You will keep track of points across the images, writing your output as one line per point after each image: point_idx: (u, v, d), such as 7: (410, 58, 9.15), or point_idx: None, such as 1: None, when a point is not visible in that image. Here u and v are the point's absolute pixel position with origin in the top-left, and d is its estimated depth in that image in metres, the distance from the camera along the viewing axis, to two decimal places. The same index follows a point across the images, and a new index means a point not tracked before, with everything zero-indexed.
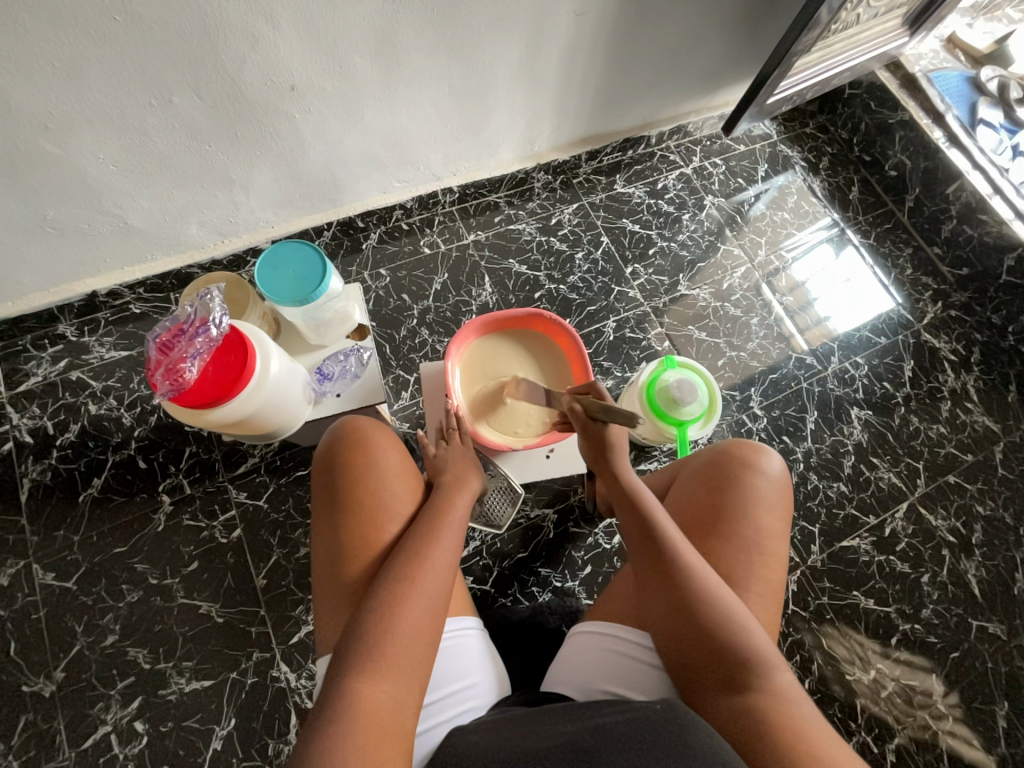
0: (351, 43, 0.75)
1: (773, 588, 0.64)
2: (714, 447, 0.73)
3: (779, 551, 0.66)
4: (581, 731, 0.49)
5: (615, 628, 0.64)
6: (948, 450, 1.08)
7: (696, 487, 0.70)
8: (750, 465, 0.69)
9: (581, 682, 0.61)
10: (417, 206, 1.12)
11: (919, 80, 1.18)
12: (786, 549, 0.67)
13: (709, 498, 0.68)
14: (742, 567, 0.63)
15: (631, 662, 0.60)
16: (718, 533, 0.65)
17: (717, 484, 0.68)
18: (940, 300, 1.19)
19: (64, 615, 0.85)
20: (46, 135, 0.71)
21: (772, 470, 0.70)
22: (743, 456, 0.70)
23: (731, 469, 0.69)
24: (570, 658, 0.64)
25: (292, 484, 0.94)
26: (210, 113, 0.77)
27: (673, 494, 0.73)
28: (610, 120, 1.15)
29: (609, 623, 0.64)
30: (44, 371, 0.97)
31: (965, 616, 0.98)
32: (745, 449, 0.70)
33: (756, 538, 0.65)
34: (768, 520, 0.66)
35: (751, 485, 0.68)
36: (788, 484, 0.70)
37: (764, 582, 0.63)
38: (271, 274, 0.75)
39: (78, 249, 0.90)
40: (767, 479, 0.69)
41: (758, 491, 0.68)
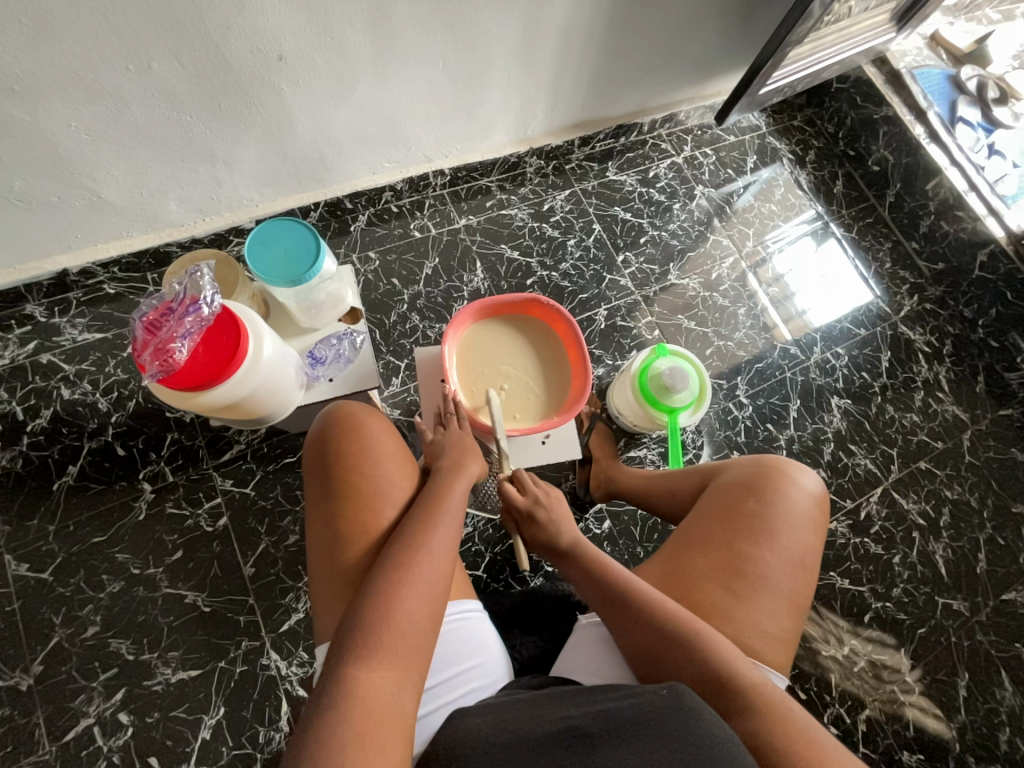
0: (344, 13, 0.72)
1: (803, 596, 0.66)
2: (753, 459, 0.75)
3: (816, 567, 0.68)
4: (582, 716, 0.50)
5: None
6: (920, 438, 1.13)
7: (741, 496, 0.70)
8: (789, 478, 0.71)
9: (598, 666, 0.63)
10: (407, 188, 1.09)
11: (903, 76, 1.21)
12: (818, 561, 0.69)
13: (751, 505, 0.69)
14: (778, 575, 0.65)
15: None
16: (763, 543, 0.66)
17: (760, 493, 0.70)
18: (916, 293, 1.23)
19: (40, 608, 0.82)
20: (13, 100, 0.66)
21: (810, 484, 0.72)
22: (783, 468, 0.72)
23: (775, 480, 0.71)
24: (582, 646, 0.66)
25: (280, 472, 0.92)
26: (192, 82, 0.73)
27: (708, 496, 0.73)
28: (604, 106, 1.13)
29: None
30: (12, 354, 0.92)
31: (932, 594, 1.04)
32: (782, 461, 0.73)
33: (794, 549, 0.67)
34: (808, 536, 0.68)
35: (790, 497, 0.70)
36: (823, 498, 0.73)
37: (795, 590, 0.66)
38: (262, 253, 0.72)
39: (46, 224, 0.85)
40: (805, 492, 0.71)
41: (797, 503, 0.69)
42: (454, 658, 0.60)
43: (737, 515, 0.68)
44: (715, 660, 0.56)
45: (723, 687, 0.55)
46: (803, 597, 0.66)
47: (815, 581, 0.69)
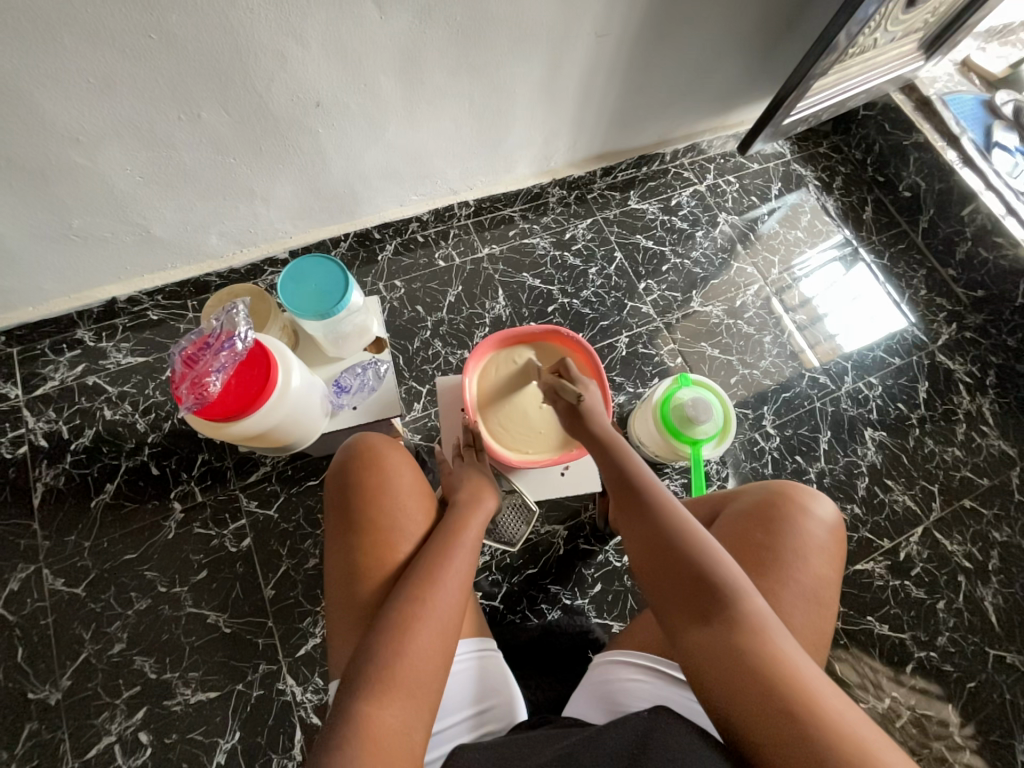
0: (376, 62, 0.76)
1: (822, 636, 0.63)
2: (764, 487, 0.72)
3: (833, 603, 0.65)
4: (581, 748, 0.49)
5: (654, 661, 0.62)
6: (964, 474, 1.07)
7: (751, 527, 0.67)
8: (803, 508, 0.68)
9: (610, 705, 0.60)
10: (433, 219, 1.13)
11: (934, 103, 1.19)
12: (838, 597, 0.66)
13: (765, 538, 0.66)
14: (798, 617, 0.62)
15: (665, 680, 0.60)
16: (777, 578, 0.63)
17: (773, 525, 0.67)
18: (954, 322, 1.18)
19: (72, 623, 0.85)
20: (76, 148, 0.72)
21: (825, 515, 0.69)
22: (795, 497, 0.69)
23: (791, 512, 0.68)
24: (594, 684, 0.63)
25: (302, 494, 0.93)
26: (237, 128, 0.78)
27: (717, 527, 0.71)
28: (625, 138, 1.16)
29: (645, 661, 0.62)
30: (61, 376, 0.97)
31: (982, 644, 0.96)
32: (798, 492, 0.70)
33: (810, 585, 0.64)
34: (823, 570, 0.65)
35: (805, 530, 0.66)
36: (840, 529, 0.69)
37: (815, 631, 0.62)
38: (293, 288, 0.76)
39: (100, 257, 0.91)
40: (821, 524, 0.68)
41: (813, 537, 0.66)
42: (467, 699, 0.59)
43: (743, 547, 0.66)
44: (710, 567, 0.55)
45: (703, 592, 0.53)
46: (822, 637, 0.63)
47: (834, 619, 0.66)
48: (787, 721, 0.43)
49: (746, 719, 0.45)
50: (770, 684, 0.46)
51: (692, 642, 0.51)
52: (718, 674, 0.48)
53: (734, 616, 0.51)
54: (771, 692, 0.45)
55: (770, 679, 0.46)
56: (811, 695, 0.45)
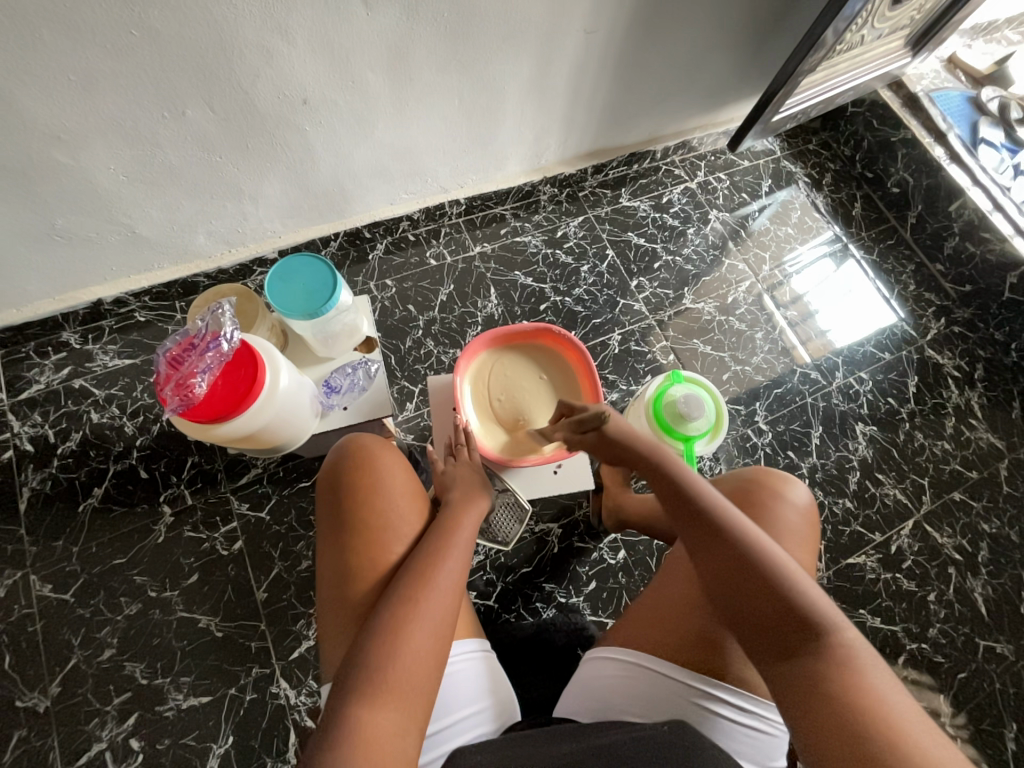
0: (364, 58, 0.76)
1: None
2: (742, 476, 0.74)
3: None
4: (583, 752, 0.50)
5: (636, 656, 0.62)
6: (953, 467, 1.08)
7: None
8: (779, 495, 0.70)
9: (595, 704, 0.61)
10: (424, 217, 1.13)
11: (921, 99, 1.20)
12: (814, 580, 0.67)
13: None
14: None
15: (645, 673, 0.60)
16: None
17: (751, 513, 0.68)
18: (943, 316, 1.20)
19: (61, 629, 0.83)
20: (58, 147, 0.71)
21: (800, 499, 0.70)
22: (771, 484, 0.71)
23: (773, 503, 0.69)
24: (582, 681, 0.63)
25: (294, 496, 0.93)
26: (223, 125, 0.77)
27: None
28: (616, 136, 1.16)
29: (629, 654, 0.62)
30: (47, 379, 0.96)
31: (972, 635, 0.97)
32: (772, 478, 0.71)
33: None
34: (801, 555, 0.66)
35: (781, 515, 0.68)
36: (815, 512, 0.71)
37: None
38: (281, 288, 0.75)
39: (85, 257, 0.90)
40: (795, 508, 0.69)
41: (791, 523, 0.67)
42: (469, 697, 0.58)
43: None
44: (801, 602, 0.53)
45: (794, 626, 0.52)
46: None
47: None
48: (886, 765, 0.44)
49: (840, 758, 0.46)
50: (868, 725, 0.46)
51: (782, 679, 0.51)
52: (814, 715, 0.48)
53: (827, 654, 0.50)
54: (875, 729, 0.45)
55: (871, 715, 0.46)
56: (908, 733, 0.45)
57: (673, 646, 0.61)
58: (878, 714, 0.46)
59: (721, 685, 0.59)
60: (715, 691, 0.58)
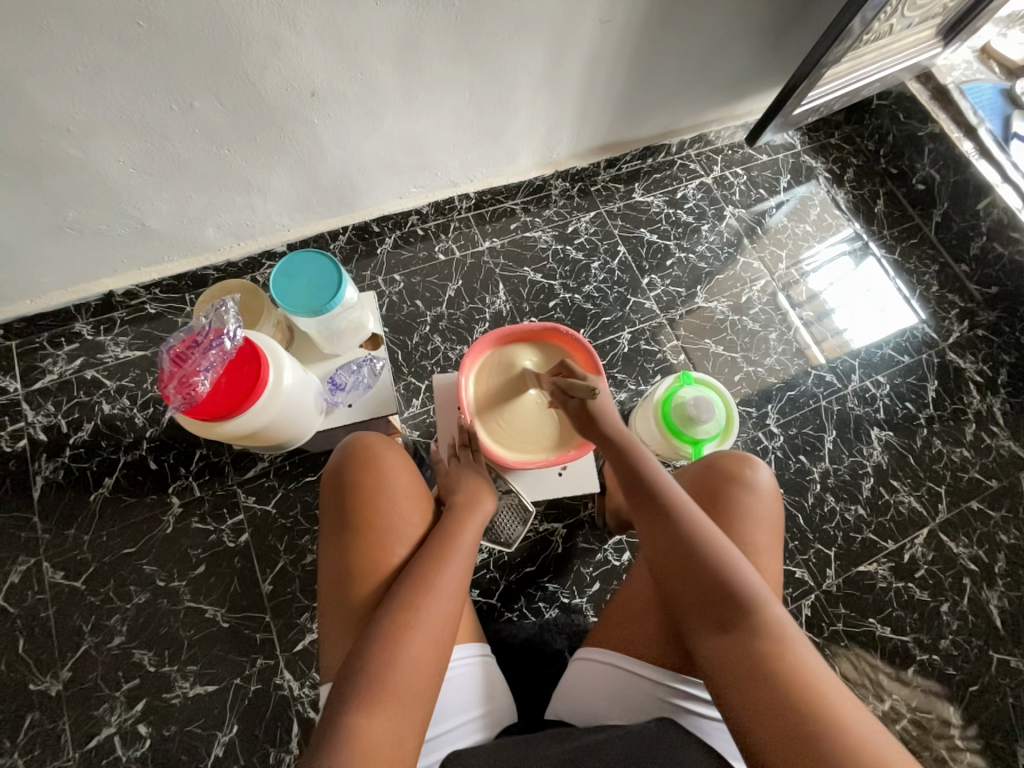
0: (373, 50, 0.74)
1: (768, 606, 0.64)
2: (701, 464, 0.74)
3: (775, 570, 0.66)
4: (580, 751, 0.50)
5: (612, 657, 0.61)
6: (972, 475, 1.05)
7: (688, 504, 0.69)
8: (736, 481, 0.70)
9: (575, 706, 0.60)
10: (433, 212, 1.11)
11: (951, 92, 1.15)
12: (779, 564, 0.67)
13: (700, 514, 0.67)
14: None
15: (623, 673, 0.59)
16: None
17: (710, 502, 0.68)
18: (966, 319, 1.15)
19: (72, 615, 0.85)
20: (68, 139, 0.71)
21: (760, 482, 0.70)
22: (729, 470, 0.71)
23: (734, 493, 0.69)
24: (564, 683, 0.62)
25: (300, 490, 0.93)
26: (231, 118, 0.76)
27: None
28: (630, 129, 1.13)
29: (606, 654, 0.61)
30: (60, 370, 0.97)
31: (986, 647, 0.95)
32: (730, 462, 0.72)
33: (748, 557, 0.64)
34: (761, 540, 0.66)
35: (738, 501, 0.68)
36: (777, 496, 0.71)
37: None
38: (286, 284, 0.74)
39: (96, 249, 0.90)
40: (753, 493, 0.69)
41: (748, 510, 0.68)
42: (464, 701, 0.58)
43: None
44: (734, 579, 0.53)
45: (726, 600, 0.52)
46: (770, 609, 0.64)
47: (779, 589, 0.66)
48: (798, 730, 0.44)
49: (754, 721, 0.46)
50: (789, 699, 0.46)
51: (709, 648, 0.52)
52: (736, 681, 0.49)
53: (755, 628, 0.51)
54: (794, 703, 0.46)
55: (791, 691, 0.46)
56: (829, 706, 0.45)
57: (660, 650, 0.59)
58: (798, 691, 0.46)
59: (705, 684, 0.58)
60: (696, 691, 0.58)
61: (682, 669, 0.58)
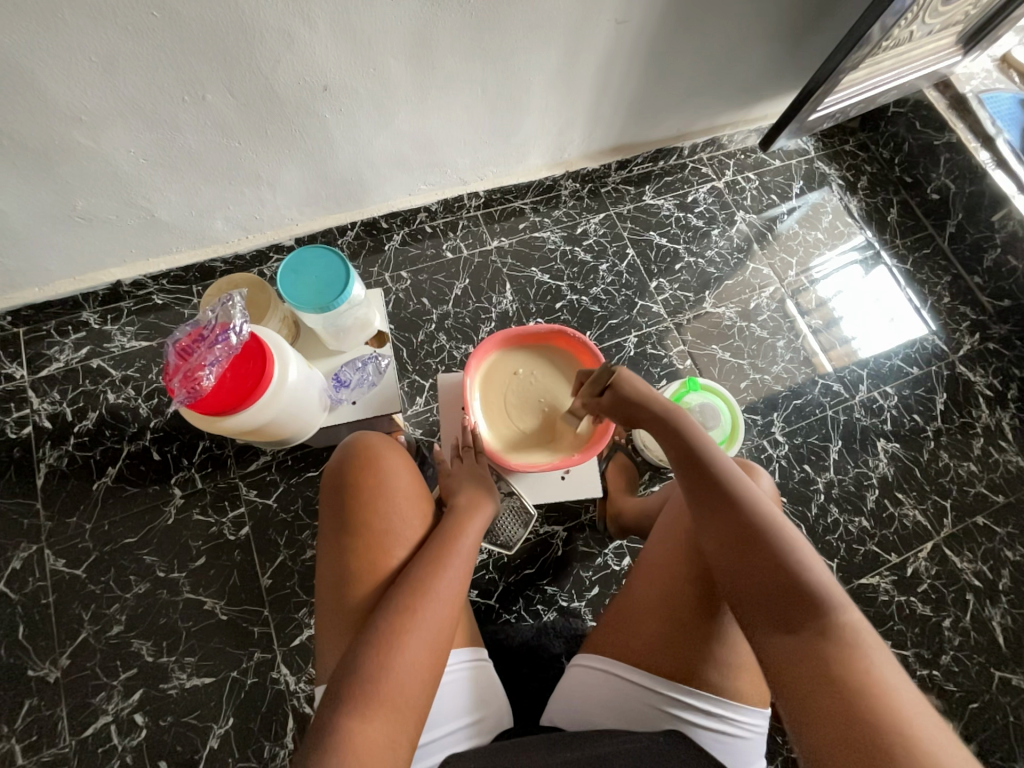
0: (387, 45, 0.74)
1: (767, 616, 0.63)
2: None
3: None
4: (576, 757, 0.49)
5: (608, 663, 0.60)
6: (978, 490, 1.04)
7: None
8: None
9: (568, 710, 0.60)
10: (441, 209, 1.11)
11: (969, 101, 1.13)
12: None
13: None
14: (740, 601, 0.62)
15: (617, 680, 0.59)
16: None
17: None
18: (978, 331, 1.14)
19: (72, 603, 0.85)
20: (80, 128, 0.71)
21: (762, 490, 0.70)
22: None
23: None
24: (563, 688, 0.62)
25: (301, 485, 0.93)
26: (243, 110, 0.76)
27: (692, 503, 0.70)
28: (643, 131, 1.12)
29: (604, 659, 0.61)
30: (66, 358, 0.98)
31: (987, 665, 0.94)
32: None
33: None
34: None
35: None
36: (778, 504, 0.70)
37: None
38: (293, 279, 0.74)
39: (106, 239, 0.90)
40: None
41: None
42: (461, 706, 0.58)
43: None
44: (799, 575, 0.52)
45: (793, 596, 0.51)
46: None
47: None
48: (868, 731, 0.43)
49: (816, 724, 0.45)
50: (863, 700, 0.45)
51: (771, 647, 0.50)
52: (799, 683, 0.47)
53: (821, 627, 0.49)
54: (867, 704, 0.44)
55: (866, 692, 0.45)
56: (899, 710, 0.44)
57: (654, 658, 0.59)
58: (874, 691, 0.45)
59: (700, 694, 0.57)
60: (691, 701, 0.57)
61: (677, 678, 0.58)
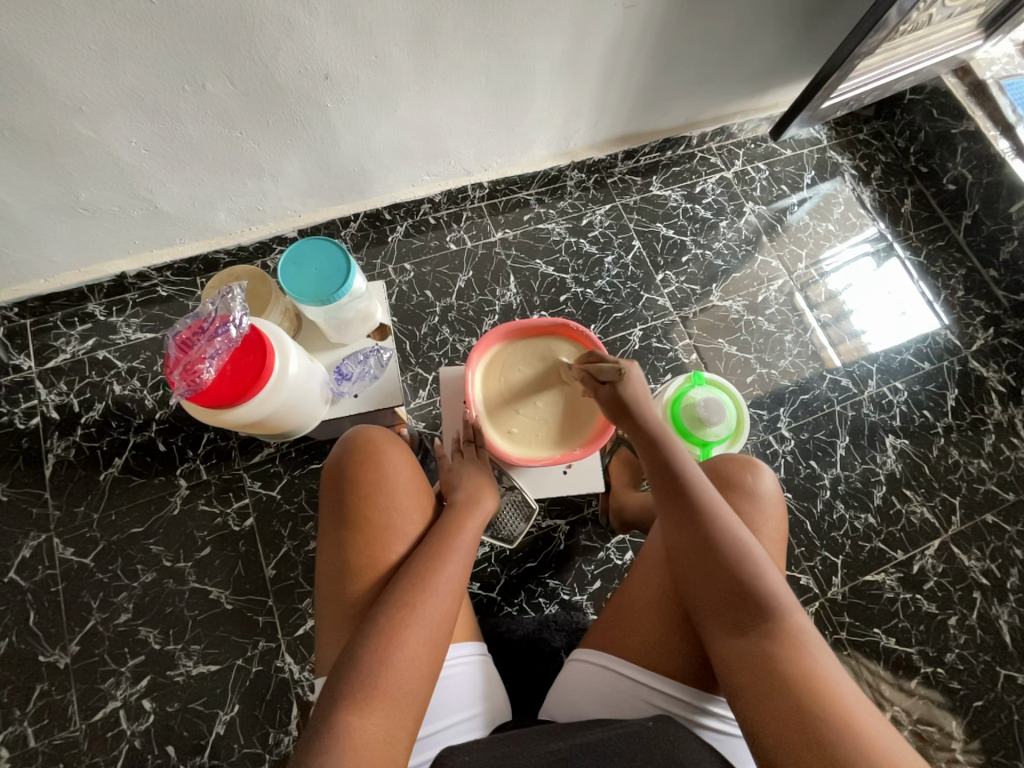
0: (389, 33, 0.72)
1: None
2: (708, 465, 0.73)
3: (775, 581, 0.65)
4: (572, 750, 0.49)
5: (608, 660, 0.60)
6: (988, 488, 1.02)
7: None
8: (750, 492, 0.68)
9: (565, 704, 0.60)
10: (445, 200, 1.10)
11: (989, 87, 1.10)
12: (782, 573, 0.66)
13: None
14: None
15: (615, 676, 0.59)
16: None
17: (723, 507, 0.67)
18: (992, 326, 1.11)
19: (81, 591, 0.87)
20: (80, 118, 0.70)
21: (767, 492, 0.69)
22: (737, 479, 0.69)
23: (742, 502, 0.67)
24: (560, 681, 0.62)
25: (305, 477, 0.94)
26: (243, 100, 0.75)
27: None
28: (651, 120, 1.10)
29: (603, 654, 0.61)
30: (73, 349, 0.98)
31: (993, 663, 0.93)
32: (734, 468, 0.70)
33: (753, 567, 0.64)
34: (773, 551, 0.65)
35: (744, 512, 0.67)
36: (782, 504, 0.69)
37: None
38: (295, 272, 0.74)
39: (109, 230, 0.90)
40: (762, 502, 0.68)
41: (754, 518, 0.66)
42: (463, 699, 0.58)
43: None
44: (762, 589, 0.53)
45: (748, 603, 0.53)
46: None
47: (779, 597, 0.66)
48: (809, 733, 0.45)
49: (769, 727, 0.47)
50: (809, 703, 0.47)
51: (726, 651, 0.52)
52: (751, 688, 0.49)
53: (772, 633, 0.51)
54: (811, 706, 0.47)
55: (809, 695, 0.47)
56: (847, 712, 0.46)
57: (653, 656, 0.59)
58: (818, 692, 0.47)
59: (701, 693, 0.58)
60: (690, 699, 0.57)
61: (676, 677, 0.58)
